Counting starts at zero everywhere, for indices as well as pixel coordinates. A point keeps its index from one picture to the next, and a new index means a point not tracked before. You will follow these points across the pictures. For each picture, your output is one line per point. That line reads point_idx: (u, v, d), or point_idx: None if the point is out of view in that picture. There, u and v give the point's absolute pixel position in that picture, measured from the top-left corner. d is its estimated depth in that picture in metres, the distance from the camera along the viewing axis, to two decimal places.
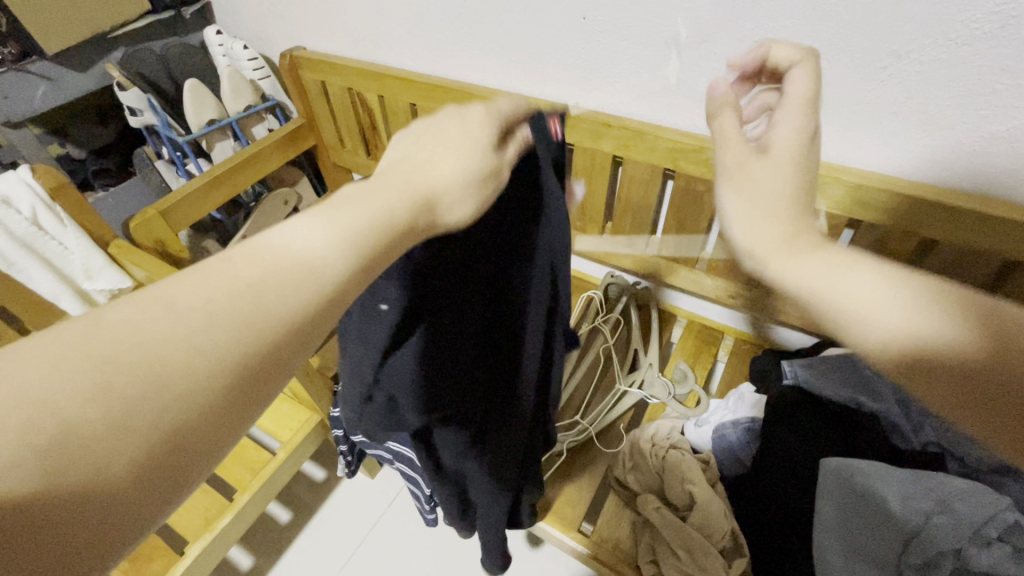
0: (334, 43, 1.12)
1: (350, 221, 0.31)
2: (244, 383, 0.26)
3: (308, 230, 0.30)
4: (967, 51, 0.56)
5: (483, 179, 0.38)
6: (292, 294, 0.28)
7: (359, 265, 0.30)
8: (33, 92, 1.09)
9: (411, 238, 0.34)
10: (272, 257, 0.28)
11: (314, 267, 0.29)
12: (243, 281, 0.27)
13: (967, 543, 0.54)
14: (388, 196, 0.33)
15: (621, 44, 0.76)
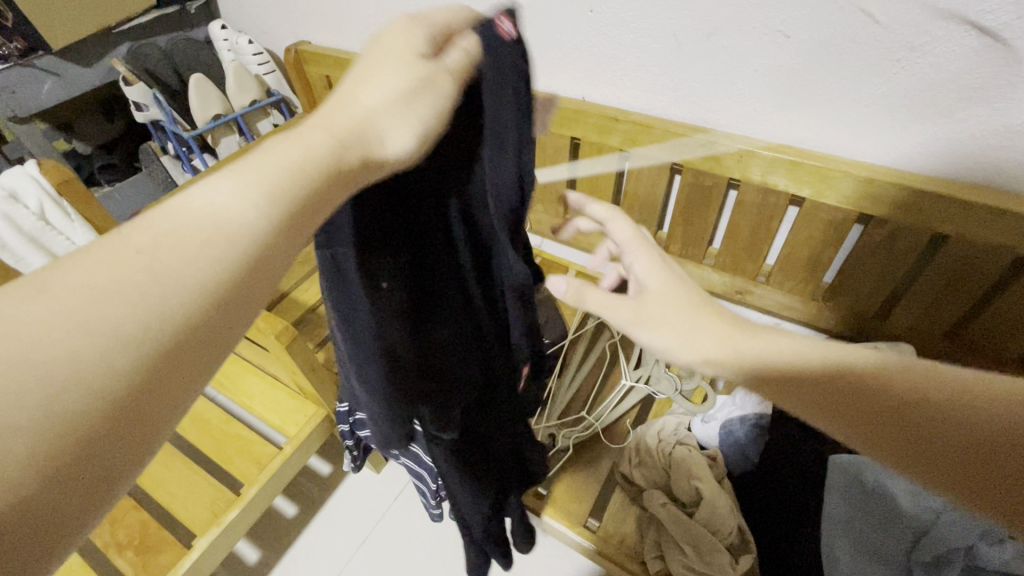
0: (339, 37, 1.11)
1: (266, 169, 0.29)
2: (167, 362, 0.24)
3: (204, 189, 0.27)
4: (982, 42, 0.55)
5: (420, 104, 0.35)
6: (207, 261, 0.25)
7: (285, 215, 0.28)
8: (39, 88, 1.09)
9: (353, 168, 0.32)
10: (161, 226, 0.25)
11: (227, 227, 0.26)
12: (149, 255, 0.24)
13: (978, 541, 0.53)
14: (310, 138, 0.31)
15: (628, 37, 0.76)
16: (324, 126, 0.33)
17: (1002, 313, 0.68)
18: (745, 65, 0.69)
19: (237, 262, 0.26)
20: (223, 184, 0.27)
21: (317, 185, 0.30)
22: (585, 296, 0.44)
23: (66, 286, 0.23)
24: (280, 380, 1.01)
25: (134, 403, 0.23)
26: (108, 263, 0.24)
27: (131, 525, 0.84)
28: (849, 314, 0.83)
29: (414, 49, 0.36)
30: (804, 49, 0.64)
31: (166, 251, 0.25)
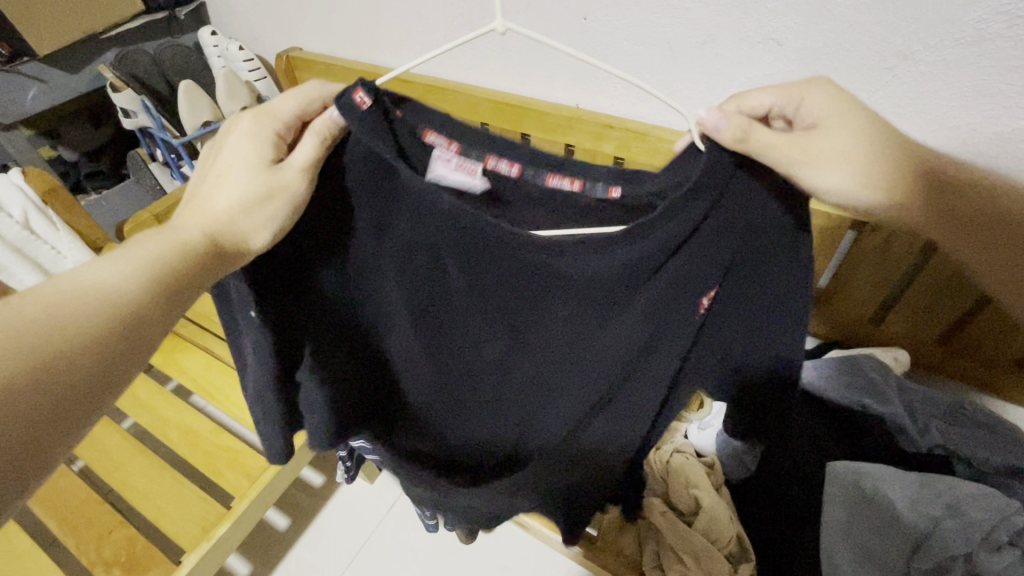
0: (330, 43, 1.10)
1: (133, 258, 0.38)
2: (85, 380, 0.33)
3: (93, 274, 0.36)
4: (973, 52, 0.55)
5: (264, 208, 0.44)
6: (88, 315, 0.35)
7: (146, 279, 0.38)
8: (23, 94, 1.07)
9: (211, 262, 0.42)
10: (51, 297, 0.34)
11: (108, 284, 0.36)
12: (61, 310, 0.34)
13: (977, 548, 0.53)
14: (158, 243, 0.40)
15: (622, 44, 0.75)
16: (189, 226, 0.43)
17: (993, 319, 0.69)
18: (739, 73, 0.70)
19: (126, 313, 0.36)
20: (98, 265, 0.37)
21: (166, 275, 0.39)
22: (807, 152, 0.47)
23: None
24: None
25: (64, 407, 0.32)
26: (25, 313, 0.33)
27: (118, 542, 0.82)
28: (845, 320, 0.84)
29: (263, 158, 0.45)
30: (796, 57, 0.65)
31: (57, 305, 0.34)
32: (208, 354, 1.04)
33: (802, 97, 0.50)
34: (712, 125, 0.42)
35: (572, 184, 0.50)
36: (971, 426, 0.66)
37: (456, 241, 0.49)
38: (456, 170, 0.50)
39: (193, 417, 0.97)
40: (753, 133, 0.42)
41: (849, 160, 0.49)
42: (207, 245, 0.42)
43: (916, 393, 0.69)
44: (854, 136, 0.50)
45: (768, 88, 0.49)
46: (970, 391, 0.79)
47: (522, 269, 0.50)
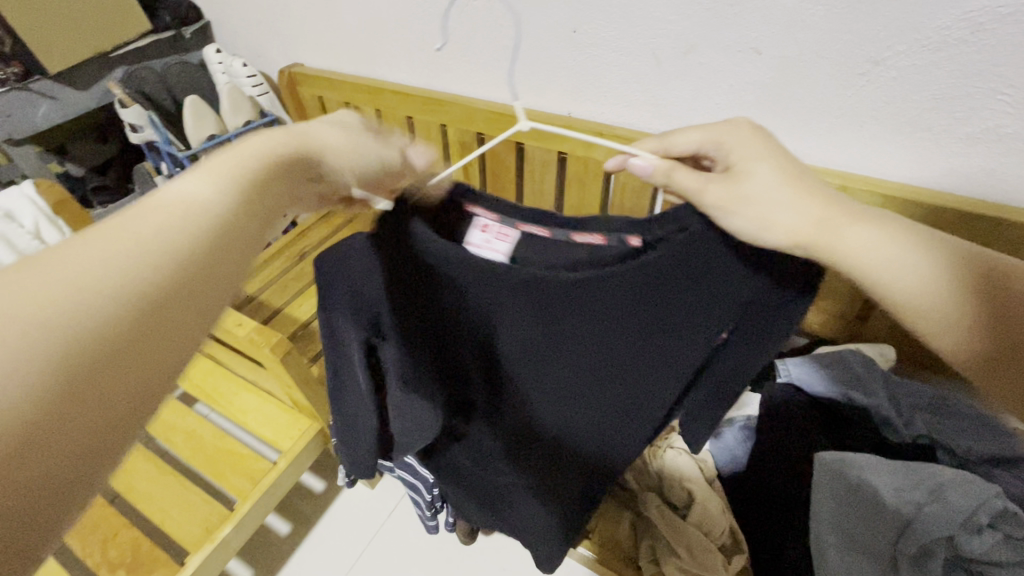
0: (330, 59, 1.15)
1: (235, 175, 0.34)
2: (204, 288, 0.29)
3: (193, 190, 0.31)
4: (940, 56, 0.58)
5: (365, 147, 0.44)
6: (193, 224, 0.30)
7: (240, 195, 0.33)
8: (35, 111, 1.11)
9: (300, 179, 0.39)
10: (168, 211, 0.30)
11: (214, 213, 0.31)
12: (152, 247, 0.28)
13: (959, 531, 0.55)
14: (272, 150, 0.37)
15: (610, 55, 0.79)
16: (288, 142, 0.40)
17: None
18: (721, 81, 0.73)
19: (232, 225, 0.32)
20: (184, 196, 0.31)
21: (263, 184, 0.35)
22: (729, 203, 0.43)
23: (53, 274, 0.25)
24: (275, 397, 1.01)
25: (140, 403, 0.26)
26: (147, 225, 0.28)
27: (123, 544, 0.83)
28: (833, 318, 0.86)
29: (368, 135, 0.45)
30: (775, 65, 0.68)
31: (153, 243, 0.28)
32: (210, 359, 1.07)
33: (720, 141, 0.47)
34: (641, 170, 0.49)
35: (595, 239, 0.53)
36: (954, 420, 0.68)
37: (466, 279, 0.52)
38: (491, 239, 0.55)
39: (197, 422, 0.99)
40: (674, 176, 0.47)
41: (766, 205, 0.42)
42: (301, 161, 0.39)
43: (901, 387, 0.71)
44: (777, 180, 0.44)
45: (693, 129, 0.49)
46: (954, 386, 0.81)
47: (528, 296, 0.51)
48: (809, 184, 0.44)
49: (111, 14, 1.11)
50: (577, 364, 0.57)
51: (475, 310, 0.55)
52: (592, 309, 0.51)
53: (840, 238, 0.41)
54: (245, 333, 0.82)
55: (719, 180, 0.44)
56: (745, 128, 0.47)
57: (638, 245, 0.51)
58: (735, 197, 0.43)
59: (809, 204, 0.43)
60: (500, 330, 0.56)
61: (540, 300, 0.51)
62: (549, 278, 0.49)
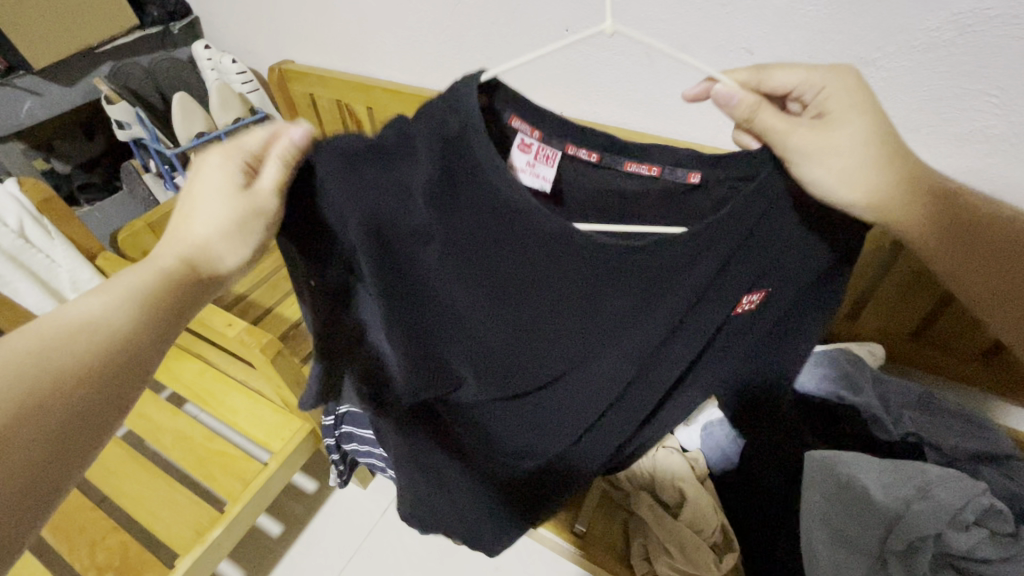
0: (321, 56, 1.14)
1: (128, 285, 0.39)
2: (105, 378, 0.36)
3: (92, 302, 0.37)
4: (929, 57, 0.59)
5: (251, 223, 0.43)
6: (94, 332, 0.36)
7: (138, 300, 0.39)
8: (20, 108, 1.09)
9: (190, 286, 0.42)
10: (69, 324, 0.36)
11: (110, 321, 0.37)
12: (53, 355, 0.34)
13: (946, 527, 0.56)
14: (151, 265, 0.41)
15: (603, 54, 0.79)
16: (165, 253, 0.43)
17: (965, 309, 0.71)
18: None
19: (127, 329, 0.38)
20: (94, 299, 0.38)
21: (156, 292, 0.40)
22: (819, 158, 0.43)
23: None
24: (265, 397, 1.00)
25: (65, 441, 0.33)
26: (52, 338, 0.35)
27: (112, 547, 0.82)
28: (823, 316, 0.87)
29: (235, 182, 0.43)
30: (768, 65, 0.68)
31: (56, 350, 0.35)
32: (200, 360, 1.06)
33: (819, 84, 0.45)
34: (725, 99, 0.44)
35: (648, 171, 0.50)
36: (940, 416, 0.69)
37: (494, 233, 0.43)
38: (535, 160, 0.51)
39: (186, 423, 0.98)
40: (759, 114, 0.44)
41: (850, 159, 0.44)
42: (181, 275, 0.42)
43: (888, 385, 0.72)
44: (863, 142, 0.45)
45: (794, 67, 0.46)
46: (941, 383, 0.82)
47: (559, 258, 0.43)
48: (889, 148, 0.45)
49: (97, 9, 1.09)
50: (561, 353, 0.49)
51: (493, 275, 0.45)
52: (641, 267, 0.43)
53: (901, 201, 0.45)
54: (235, 333, 0.81)
55: (808, 129, 0.43)
56: (851, 77, 0.45)
57: (696, 182, 0.49)
58: (821, 147, 0.43)
59: (887, 168, 0.45)
60: (498, 306, 0.46)
61: (577, 269, 0.43)
62: (619, 245, 0.42)
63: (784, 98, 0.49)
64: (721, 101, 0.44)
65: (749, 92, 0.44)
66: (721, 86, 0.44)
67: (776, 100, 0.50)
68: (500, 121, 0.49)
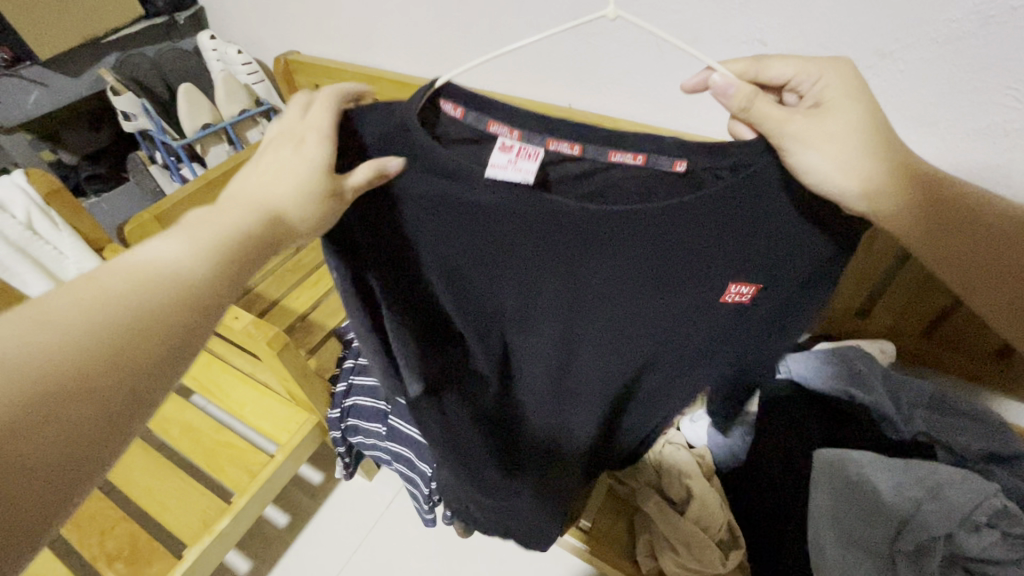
0: (327, 47, 1.13)
1: (198, 237, 0.36)
2: (168, 336, 0.32)
3: (160, 250, 0.34)
4: (948, 50, 0.57)
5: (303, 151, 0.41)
6: (159, 287, 0.33)
7: (208, 253, 0.35)
8: (26, 98, 1.09)
9: (264, 246, 0.38)
10: (137, 272, 0.33)
11: (179, 275, 0.34)
12: (119, 304, 0.31)
13: (957, 529, 0.56)
14: (229, 219, 0.38)
15: (612, 46, 0.77)
16: (241, 207, 0.39)
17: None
18: None
19: (193, 286, 0.34)
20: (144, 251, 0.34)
21: (230, 248, 0.37)
22: (817, 149, 0.39)
23: (30, 329, 0.29)
24: (272, 390, 1.01)
25: (124, 402, 0.30)
26: (119, 285, 0.32)
27: (120, 536, 0.83)
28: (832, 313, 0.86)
29: (319, 158, 0.40)
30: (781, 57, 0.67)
31: (121, 299, 0.32)
32: (206, 352, 1.06)
33: (816, 74, 0.43)
34: (722, 90, 0.41)
35: (635, 159, 0.46)
36: (953, 416, 0.69)
37: (504, 217, 0.42)
38: (517, 159, 0.45)
39: (194, 415, 0.98)
40: (757, 104, 0.40)
41: (848, 148, 0.41)
42: (258, 232, 0.38)
43: (901, 383, 0.71)
44: (869, 121, 0.42)
45: (788, 58, 0.43)
46: (951, 381, 0.82)
47: (567, 241, 0.42)
48: (889, 143, 0.42)
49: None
50: (576, 334, 0.50)
51: (511, 257, 0.44)
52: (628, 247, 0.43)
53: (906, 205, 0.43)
54: (242, 326, 0.81)
55: (806, 118, 0.40)
56: (846, 69, 0.43)
57: (682, 171, 0.45)
58: (821, 137, 0.40)
59: (885, 163, 0.42)
60: (515, 286, 0.47)
61: (579, 242, 0.43)
62: (607, 210, 0.41)
63: (780, 90, 0.46)
64: (717, 91, 0.41)
65: (744, 82, 0.41)
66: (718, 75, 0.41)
67: (772, 93, 0.47)
68: (469, 122, 0.47)
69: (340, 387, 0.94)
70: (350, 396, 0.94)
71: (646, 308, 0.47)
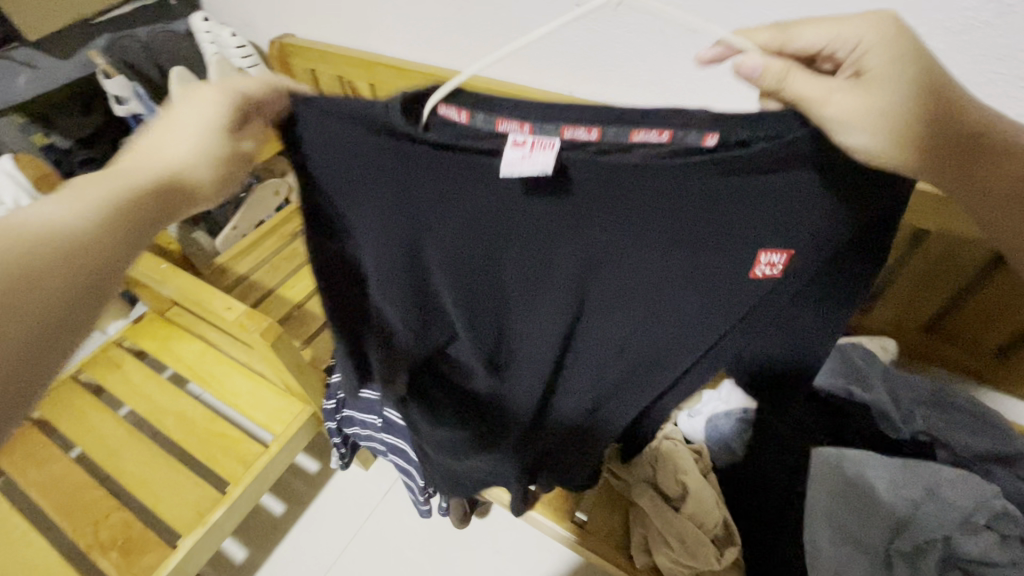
0: (323, 30, 1.10)
1: (88, 196, 0.35)
2: (73, 286, 0.32)
3: (51, 209, 0.33)
4: (963, 39, 0.55)
5: (208, 139, 0.39)
6: (55, 243, 0.32)
7: (106, 212, 0.35)
8: (15, 81, 1.06)
9: (161, 209, 0.38)
10: (25, 229, 0.32)
11: (74, 231, 0.33)
12: (11, 259, 0.30)
13: (955, 531, 0.56)
14: (125, 181, 0.37)
15: (616, 32, 0.75)
16: (139, 169, 0.38)
17: (984, 300, 0.68)
18: (730, 62, 0.70)
19: (91, 242, 0.33)
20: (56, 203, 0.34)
21: (126, 207, 0.36)
22: (852, 126, 0.37)
23: None
24: (267, 379, 1.00)
25: (29, 351, 0.30)
26: (13, 239, 0.31)
27: (115, 525, 0.83)
28: None
29: (217, 120, 0.39)
30: None
31: (15, 253, 0.31)
32: (201, 341, 1.05)
33: (857, 42, 0.40)
34: (748, 71, 0.39)
35: (660, 135, 0.36)
36: (954, 414, 0.67)
37: (495, 206, 0.39)
38: (532, 153, 0.35)
39: (189, 404, 0.98)
40: (789, 81, 0.38)
41: (885, 119, 0.38)
42: (155, 197, 0.37)
43: (901, 380, 0.70)
44: (889, 99, 0.39)
45: (820, 23, 0.41)
46: (953, 379, 0.81)
47: (572, 218, 0.39)
48: (937, 109, 0.39)
49: None
50: (563, 325, 0.48)
51: (499, 254, 0.42)
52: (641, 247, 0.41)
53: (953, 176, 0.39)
54: (235, 317, 0.80)
55: (844, 92, 0.38)
56: (888, 26, 0.40)
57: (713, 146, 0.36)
58: (860, 112, 0.37)
59: (920, 127, 0.38)
60: (501, 277, 0.44)
61: (586, 238, 0.41)
62: (622, 201, 0.38)
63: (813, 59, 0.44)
64: (745, 70, 0.39)
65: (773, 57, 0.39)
66: (742, 55, 0.39)
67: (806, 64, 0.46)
68: (476, 126, 0.36)
69: (335, 378, 0.94)
70: (346, 387, 0.93)
71: (662, 287, 0.45)
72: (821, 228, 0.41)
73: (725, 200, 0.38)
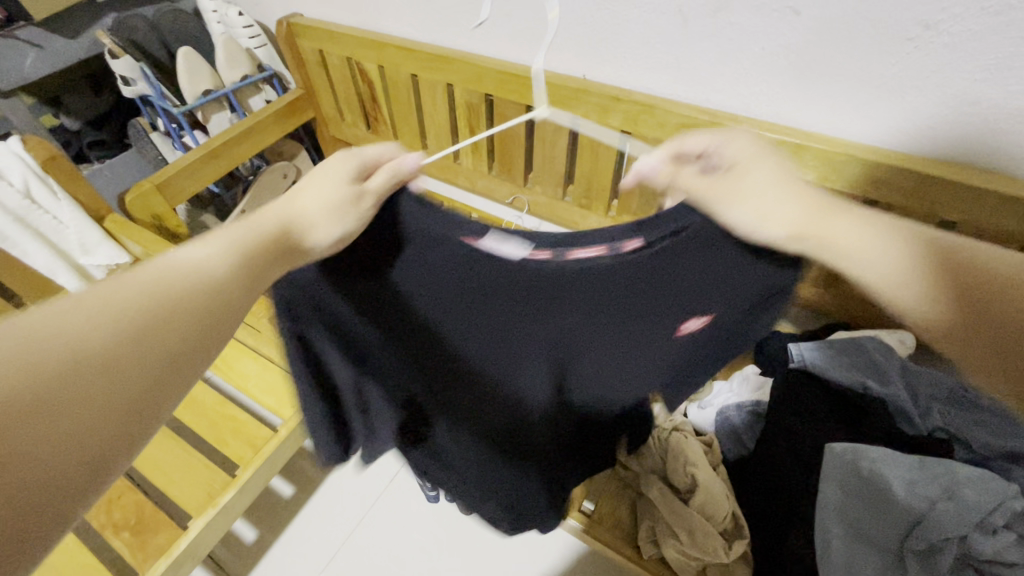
0: (331, 10, 1.08)
1: (232, 244, 0.33)
2: (184, 336, 0.29)
3: (193, 256, 0.32)
4: (1000, 21, 0.53)
5: (349, 209, 0.34)
6: (183, 291, 0.30)
7: (236, 260, 0.33)
8: (22, 62, 1.05)
9: (287, 264, 0.35)
10: (164, 278, 0.30)
11: (207, 283, 0.31)
12: (130, 307, 0.28)
13: (972, 531, 0.54)
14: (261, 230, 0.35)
15: (632, 12, 0.73)
16: (270, 217, 0.36)
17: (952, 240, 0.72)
18: (752, 44, 0.68)
19: (215, 292, 0.31)
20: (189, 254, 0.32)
21: (251, 258, 0.34)
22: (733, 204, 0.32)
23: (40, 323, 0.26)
24: (276, 363, 1.00)
25: (137, 404, 0.27)
26: (145, 285, 0.29)
27: (127, 507, 0.84)
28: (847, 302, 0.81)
29: (349, 174, 0.36)
30: (815, 26, 0.63)
31: (139, 298, 0.29)
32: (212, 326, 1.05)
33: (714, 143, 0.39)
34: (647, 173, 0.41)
35: None
36: (972, 412, 0.67)
37: (406, 293, 0.37)
38: None
39: (198, 386, 0.99)
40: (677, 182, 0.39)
41: (768, 196, 0.34)
42: (276, 247, 0.35)
43: (919, 376, 0.69)
44: (761, 185, 0.34)
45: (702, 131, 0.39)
46: None
47: (529, 300, 0.34)
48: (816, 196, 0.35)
49: None
50: (499, 390, 0.49)
51: (434, 333, 0.42)
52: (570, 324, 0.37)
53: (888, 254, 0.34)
54: None
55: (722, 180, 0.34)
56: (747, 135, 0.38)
57: None
58: (733, 189, 0.33)
59: (806, 202, 0.34)
60: (439, 355, 0.45)
61: (515, 306, 0.35)
62: (531, 283, 0.32)
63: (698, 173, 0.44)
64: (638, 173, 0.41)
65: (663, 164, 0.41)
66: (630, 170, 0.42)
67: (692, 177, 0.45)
68: None
69: None
70: None
71: (630, 361, 0.45)
72: (743, 300, 0.40)
73: (633, 270, 0.31)
